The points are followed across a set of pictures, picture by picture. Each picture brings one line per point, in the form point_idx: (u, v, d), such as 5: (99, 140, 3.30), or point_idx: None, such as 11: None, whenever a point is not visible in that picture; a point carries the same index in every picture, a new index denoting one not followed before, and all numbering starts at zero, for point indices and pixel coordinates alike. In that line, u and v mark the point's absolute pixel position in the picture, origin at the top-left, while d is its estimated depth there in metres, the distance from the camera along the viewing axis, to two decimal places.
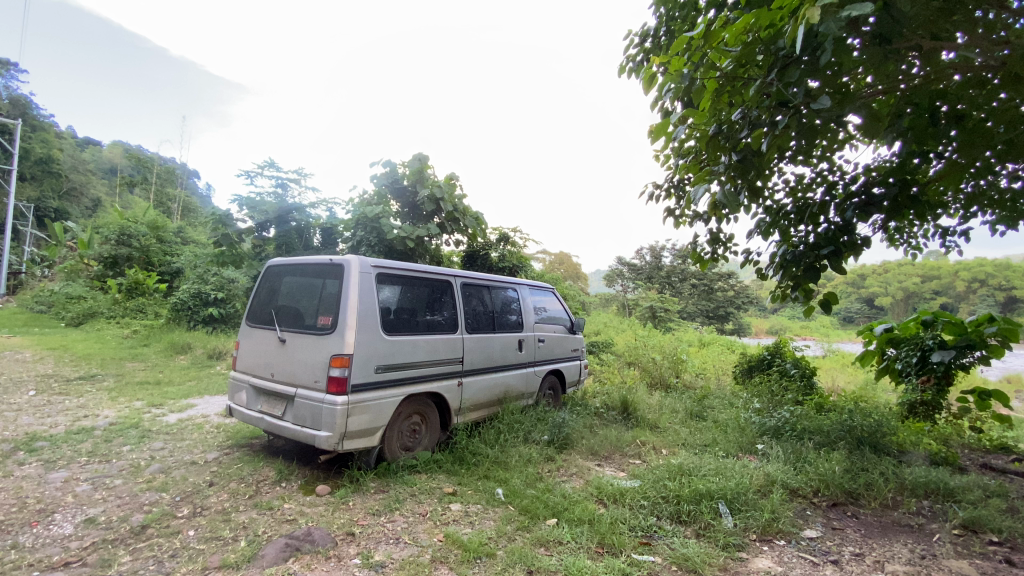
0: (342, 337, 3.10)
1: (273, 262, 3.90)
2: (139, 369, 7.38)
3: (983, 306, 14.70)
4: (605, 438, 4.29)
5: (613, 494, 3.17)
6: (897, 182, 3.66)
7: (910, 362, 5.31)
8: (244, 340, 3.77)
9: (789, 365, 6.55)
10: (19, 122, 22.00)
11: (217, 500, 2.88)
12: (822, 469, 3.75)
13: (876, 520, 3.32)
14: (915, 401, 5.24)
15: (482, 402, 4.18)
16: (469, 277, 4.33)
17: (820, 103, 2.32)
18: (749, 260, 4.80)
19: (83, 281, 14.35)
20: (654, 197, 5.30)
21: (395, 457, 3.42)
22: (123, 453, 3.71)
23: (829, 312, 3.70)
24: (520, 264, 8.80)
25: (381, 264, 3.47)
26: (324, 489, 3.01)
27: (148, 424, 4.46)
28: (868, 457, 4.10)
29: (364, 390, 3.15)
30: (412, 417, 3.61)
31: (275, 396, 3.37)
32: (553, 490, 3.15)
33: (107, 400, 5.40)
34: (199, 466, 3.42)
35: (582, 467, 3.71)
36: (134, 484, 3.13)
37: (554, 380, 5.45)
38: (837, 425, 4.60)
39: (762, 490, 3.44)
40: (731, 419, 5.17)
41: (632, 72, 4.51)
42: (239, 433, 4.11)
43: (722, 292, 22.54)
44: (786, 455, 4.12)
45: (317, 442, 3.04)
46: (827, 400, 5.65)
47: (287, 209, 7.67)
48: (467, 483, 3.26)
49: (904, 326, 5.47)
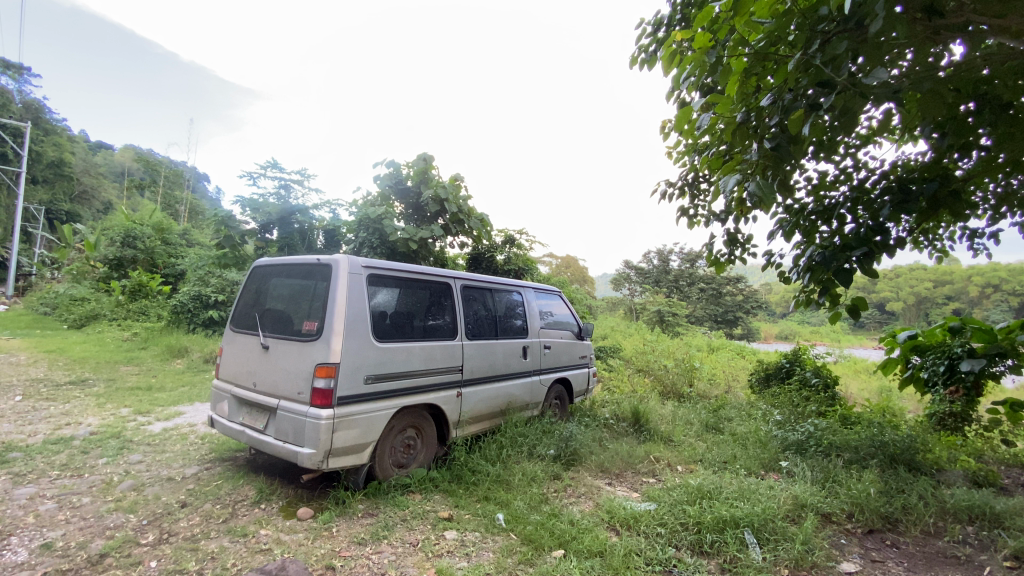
0: (328, 345, 2.83)
1: (261, 262, 3.66)
2: (133, 373, 7.16)
3: (999, 312, 14.34)
4: (616, 454, 3.98)
5: (625, 520, 2.86)
6: (936, 177, 3.34)
7: (936, 371, 4.85)
8: (227, 346, 3.51)
9: (810, 373, 6.17)
10: (27, 128, 22.16)
11: (187, 524, 2.61)
12: (855, 491, 3.41)
13: (918, 550, 2.97)
14: (943, 412, 4.98)
15: (484, 413, 3.89)
16: (470, 279, 4.05)
17: (875, 76, 2.00)
18: (770, 263, 4.48)
19: (90, 284, 14.34)
20: (666, 196, 5.03)
21: (386, 476, 3.13)
22: (97, 467, 3.45)
23: (859, 319, 3.36)
24: (527, 267, 8.51)
25: (373, 265, 3.19)
26: (306, 513, 2.73)
27: (130, 434, 4.22)
28: (903, 476, 3.76)
29: (353, 403, 2.88)
30: (406, 431, 3.33)
31: (257, 408, 3.10)
32: (559, 516, 2.84)
33: (92, 407, 5.17)
34: (176, 483, 3.16)
35: (591, 486, 3.41)
36: (101, 504, 2.87)
37: (560, 390, 5.15)
38: (867, 441, 4.27)
39: (792, 516, 3.12)
40: (751, 432, 4.85)
41: (644, 63, 4.25)
42: (224, 445, 3.85)
43: (731, 297, 22.16)
44: (813, 474, 3.79)
45: (299, 460, 2.76)
46: (851, 411, 5.30)
47: (289, 210, 7.35)
48: (464, 506, 2.96)
49: (930, 334, 5.04)
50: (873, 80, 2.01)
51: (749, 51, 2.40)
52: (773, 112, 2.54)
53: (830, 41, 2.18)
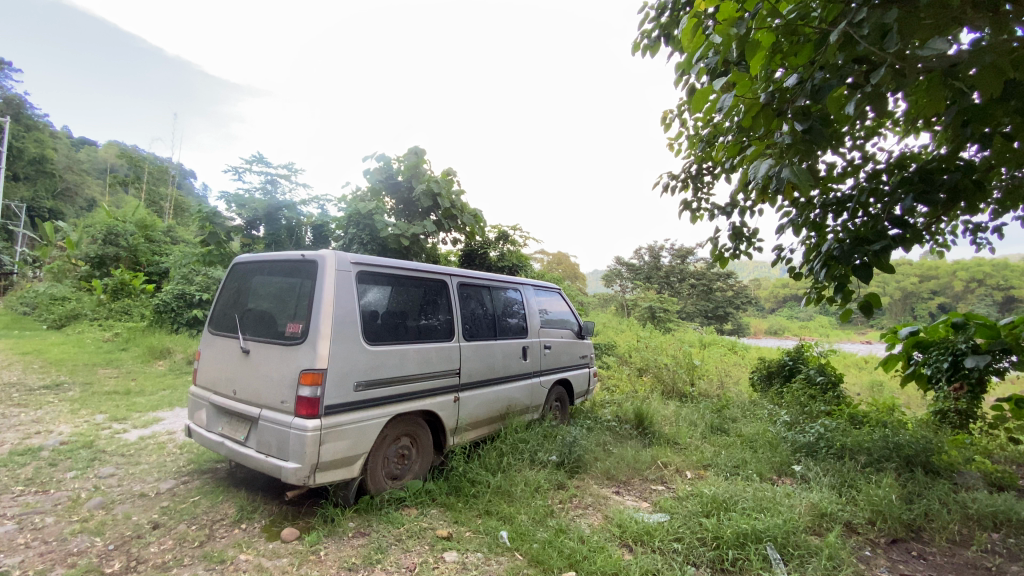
0: (313, 349, 2.59)
1: (241, 259, 3.39)
2: (112, 376, 6.83)
3: (985, 306, 14.56)
4: (622, 460, 3.78)
5: (638, 535, 2.66)
6: (959, 168, 3.09)
7: (940, 368, 4.69)
8: (205, 350, 3.25)
9: (813, 372, 6.01)
10: (3, 122, 21.45)
11: (159, 549, 2.35)
12: (876, 498, 3.25)
13: (947, 561, 2.80)
14: (948, 409, 4.85)
15: (482, 419, 3.67)
16: (467, 276, 3.81)
17: (932, 47, 1.81)
18: (779, 258, 4.29)
19: (71, 283, 13.93)
20: (670, 189, 4.84)
21: (378, 490, 2.90)
22: (65, 482, 3.17)
23: (874, 317, 3.11)
24: (521, 264, 8.29)
25: (363, 262, 2.95)
26: (290, 534, 2.48)
27: (104, 444, 3.94)
28: (921, 479, 3.61)
29: (341, 412, 2.64)
30: (399, 441, 3.09)
31: (237, 417, 2.85)
32: (567, 532, 2.62)
33: (65, 413, 4.85)
34: (148, 500, 2.90)
35: (598, 496, 3.20)
36: (65, 525, 2.60)
37: (561, 391, 4.95)
38: (880, 442, 4.12)
39: (813, 527, 2.95)
40: (758, 434, 4.70)
41: (647, 50, 4.03)
42: (203, 456, 3.58)
43: (721, 293, 22.26)
44: (828, 479, 3.64)
45: (284, 476, 2.51)
46: (857, 409, 5.17)
47: (276, 206, 7.03)
48: (464, 522, 2.74)
49: (932, 329, 4.86)
50: (930, 51, 1.82)
51: (779, 24, 2.18)
52: (800, 92, 2.33)
53: (874, 10, 1.97)
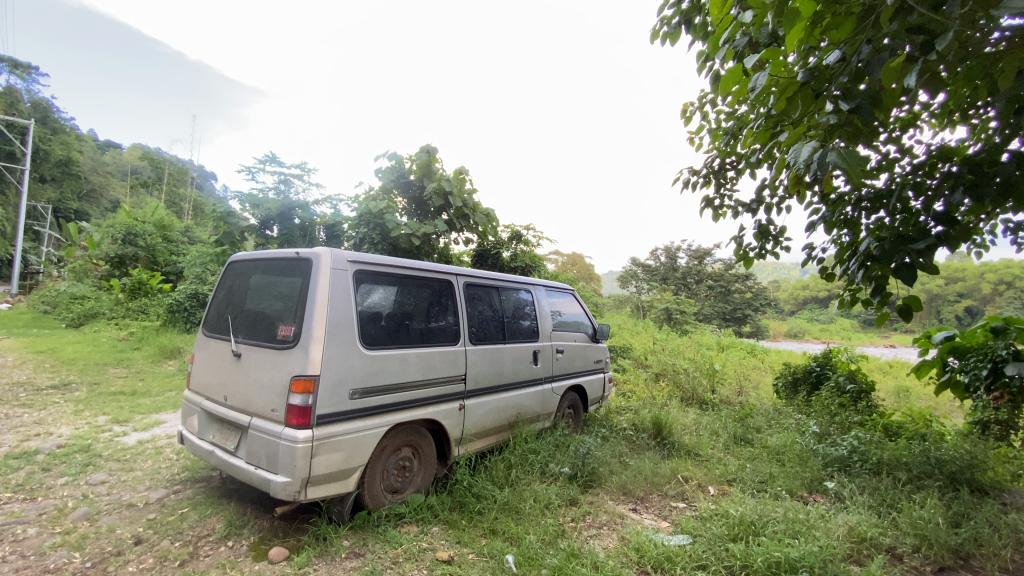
0: (305, 353, 2.41)
1: (237, 257, 3.24)
2: (121, 376, 6.78)
3: (1016, 309, 13.94)
4: (639, 473, 3.52)
5: (659, 561, 2.42)
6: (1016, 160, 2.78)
7: (977, 375, 4.25)
8: (198, 353, 3.10)
9: (843, 379, 5.64)
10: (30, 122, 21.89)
11: (137, 568, 2.19)
12: (920, 521, 2.95)
13: None
14: (987, 420, 4.29)
15: (489, 428, 3.46)
16: (474, 276, 3.60)
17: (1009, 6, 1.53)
18: (808, 258, 3.98)
19: (92, 283, 14.16)
20: (689, 185, 4.58)
21: (377, 505, 2.71)
22: (54, 489, 3.05)
23: (910, 321, 2.76)
24: (535, 265, 8.07)
25: (362, 260, 2.76)
26: (279, 553, 2.31)
27: (101, 448, 3.82)
28: (968, 499, 3.28)
29: (335, 422, 2.45)
30: (400, 452, 2.89)
31: (227, 425, 2.69)
32: (579, 557, 2.39)
33: (69, 415, 4.77)
34: (135, 511, 2.75)
35: (614, 514, 2.96)
36: (46, 537, 2.46)
37: (574, 398, 4.70)
38: (920, 457, 3.80)
39: (853, 556, 2.67)
40: (785, 446, 4.40)
41: (667, 37, 3.78)
42: (198, 463, 3.44)
43: (739, 295, 21.76)
44: (866, 499, 3.35)
45: (272, 489, 2.33)
46: (892, 419, 4.82)
47: (290, 205, 6.91)
48: (467, 543, 2.53)
49: (969, 334, 4.45)
50: (1005, 11, 1.54)
51: None
52: (844, 70, 2.05)
53: None
